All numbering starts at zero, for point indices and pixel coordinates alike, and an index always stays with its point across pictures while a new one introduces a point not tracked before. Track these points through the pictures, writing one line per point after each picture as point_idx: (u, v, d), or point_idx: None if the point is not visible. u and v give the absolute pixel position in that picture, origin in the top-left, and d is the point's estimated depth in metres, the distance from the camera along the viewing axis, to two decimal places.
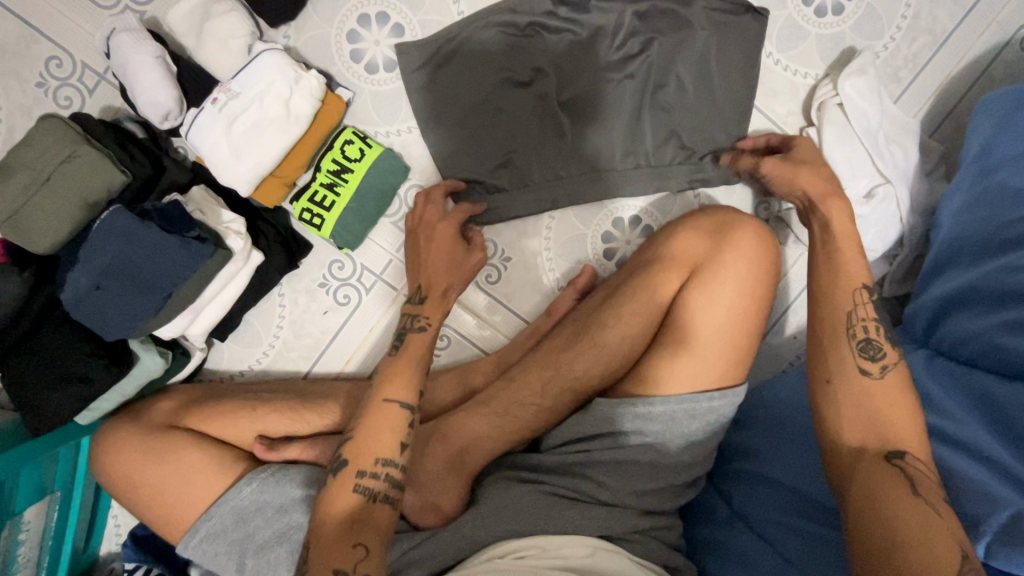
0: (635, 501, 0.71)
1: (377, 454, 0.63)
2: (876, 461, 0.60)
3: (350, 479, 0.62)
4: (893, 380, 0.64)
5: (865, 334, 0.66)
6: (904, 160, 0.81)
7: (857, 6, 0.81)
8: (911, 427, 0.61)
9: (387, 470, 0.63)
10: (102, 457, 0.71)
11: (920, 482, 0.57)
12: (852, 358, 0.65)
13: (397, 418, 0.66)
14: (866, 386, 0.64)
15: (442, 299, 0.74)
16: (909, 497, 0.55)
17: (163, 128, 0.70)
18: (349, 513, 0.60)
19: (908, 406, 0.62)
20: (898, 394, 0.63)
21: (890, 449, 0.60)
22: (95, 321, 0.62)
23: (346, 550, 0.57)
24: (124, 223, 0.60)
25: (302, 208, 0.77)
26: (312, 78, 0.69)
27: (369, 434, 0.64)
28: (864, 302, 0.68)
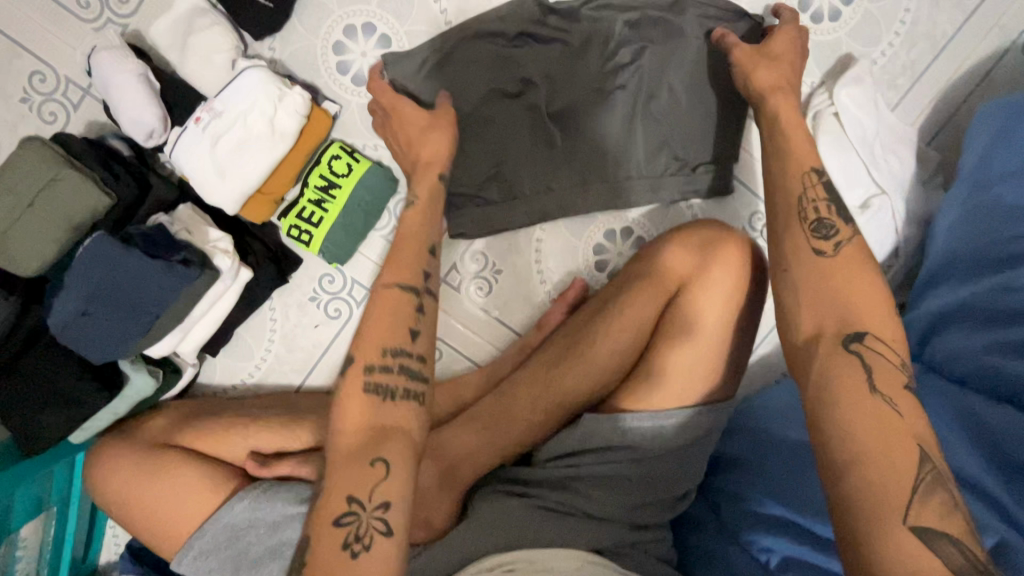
0: (625, 514, 0.72)
1: (383, 346, 0.59)
2: (830, 349, 0.54)
3: (359, 378, 0.58)
4: (849, 258, 0.57)
5: (817, 215, 0.59)
6: (900, 169, 0.80)
7: (854, 11, 0.79)
8: (872, 308, 0.55)
9: (401, 360, 0.58)
10: (95, 475, 0.71)
11: (878, 370, 0.52)
12: (805, 241, 0.58)
13: (401, 300, 0.61)
14: (817, 267, 0.57)
15: (434, 171, 0.69)
16: (865, 394, 0.51)
17: (148, 146, 0.69)
18: (366, 426, 0.56)
19: (867, 279, 0.56)
20: (855, 270, 0.57)
21: (849, 331, 0.54)
22: (83, 345, 0.62)
23: (362, 468, 0.53)
24: (107, 250, 0.60)
25: (290, 225, 0.76)
26: (296, 95, 0.68)
27: (375, 324, 0.60)
28: (813, 184, 0.61)
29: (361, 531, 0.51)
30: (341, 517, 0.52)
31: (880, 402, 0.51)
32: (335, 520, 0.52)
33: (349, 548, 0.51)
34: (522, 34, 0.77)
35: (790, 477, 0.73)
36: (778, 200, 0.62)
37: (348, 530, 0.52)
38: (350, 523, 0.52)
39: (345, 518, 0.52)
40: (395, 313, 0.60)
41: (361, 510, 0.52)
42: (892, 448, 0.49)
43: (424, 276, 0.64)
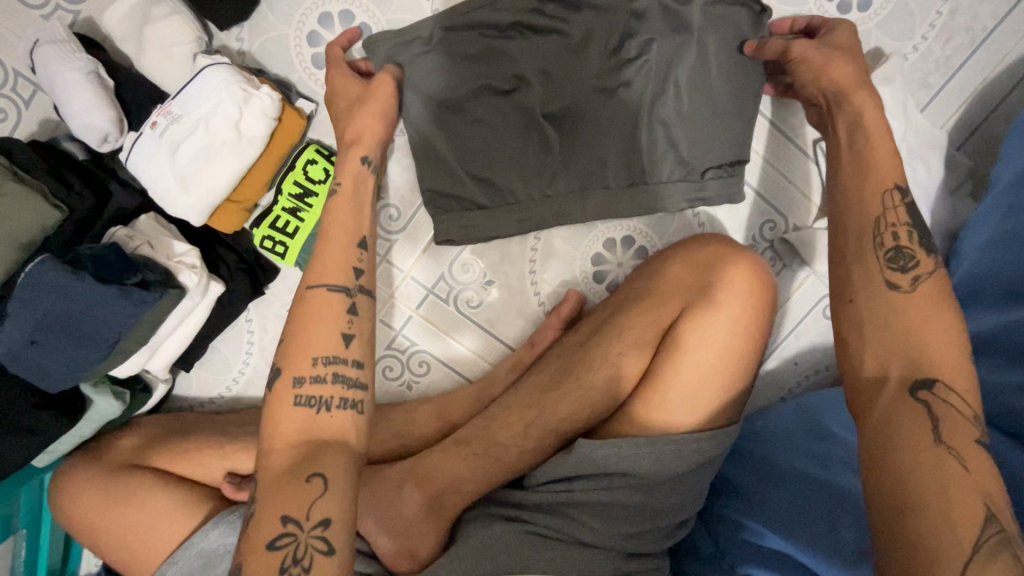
0: (620, 543, 0.68)
1: (315, 355, 0.55)
2: (897, 394, 0.48)
3: (288, 388, 0.54)
4: (930, 295, 0.51)
5: (896, 241, 0.54)
6: (927, 177, 0.74)
7: (885, 0, 0.71)
8: (948, 353, 0.49)
9: (334, 370, 0.55)
10: (62, 500, 0.68)
11: (949, 422, 0.46)
12: (880, 269, 0.53)
13: (335, 304, 0.58)
14: (891, 303, 0.51)
15: (359, 152, 0.65)
16: (929, 442, 0.45)
17: (104, 151, 0.63)
18: (302, 437, 0.52)
19: (942, 326, 0.50)
20: (928, 310, 0.50)
21: (917, 377, 0.48)
22: (36, 375, 0.57)
23: (298, 485, 0.49)
24: (53, 275, 0.55)
25: (263, 235, 0.70)
26: (262, 95, 0.61)
27: (310, 328, 0.56)
28: (894, 205, 0.55)
29: (299, 553, 0.46)
30: (276, 540, 0.47)
31: (948, 454, 0.45)
32: (267, 547, 0.47)
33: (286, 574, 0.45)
34: (515, 25, 0.69)
35: (793, 509, 0.70)
36: (850, 221, 0.56)
37: (284, 554, 0.46)
38: (286, 546, 0.46)
39: (279, 542, 0.47)
40: (328, 316, 0.57)
41: (298, 530, 0.47)
42: (955, 495, 0.43)
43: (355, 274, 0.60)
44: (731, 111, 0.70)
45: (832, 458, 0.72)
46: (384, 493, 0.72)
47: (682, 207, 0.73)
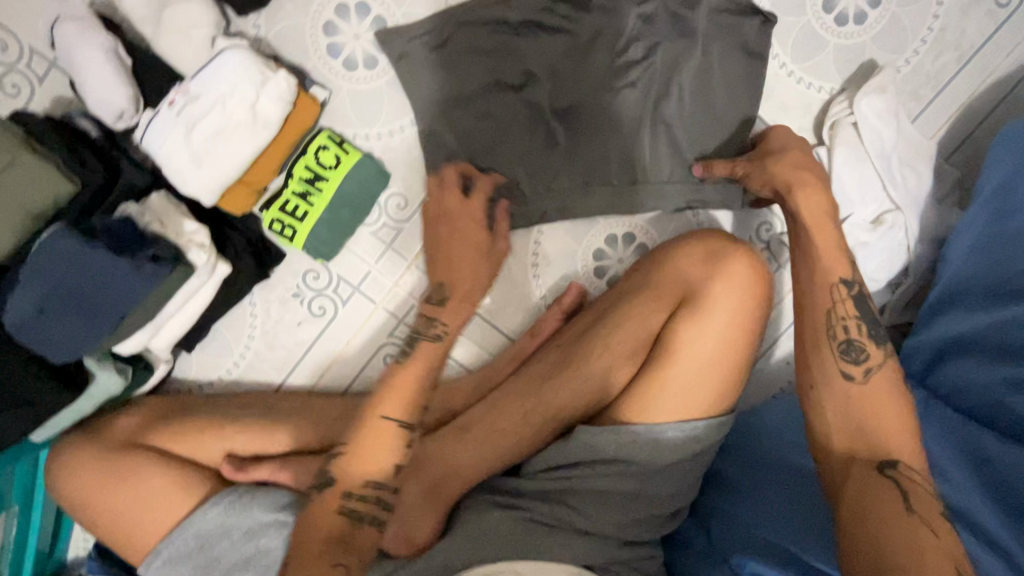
0: (617, 531, 0.70)
1: (365, 475, 0.60)
2: (867, 472, 0.57)
3: (336, 499, 0.59)
4: (879, 390, 0.60)
5: (846, 335, 0.62)
6: (916, 185, 0.77)
7: (880, 15, 0.74)
8: (901, 437, 0.58)
9: (378, 491, 0.60)
10: (58, 479, 0.67)
11: (915, 495, 0.55)
12: (838, 364, 0.61)
13: (392, 437, 0.61)
14: (855, 398, 0.60)
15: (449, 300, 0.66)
16: (903, 513, 0.53)
17: (118, 128, 0.63)
18: (331, 533, 0.57)
19: (899, 421, 0.59)
20: (886, 401, 0.60)
21: (882, 459, 0.57)
22: (39, 343, 0.57)
23: (324, 569, 0.54)
24: (71, 243, 0.55)
25: (272, 218, 0.71)
26: (281, 79, 0.62)
27: (365, 450, 0.61)
28: (842, 299, 0.63)
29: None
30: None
31: (921, 522, 0.53)
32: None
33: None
34: (526, 24, 0.72)
35: (782, 501, 0.72)
36: (806, 310, 0.64)
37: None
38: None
39: None
40: (385, 449, 0.60)
41: None
42: (931, 564, 0.50)
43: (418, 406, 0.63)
44: (732, 115, 0.73)
45: None
46: None
47: (683, 207, 0.75)
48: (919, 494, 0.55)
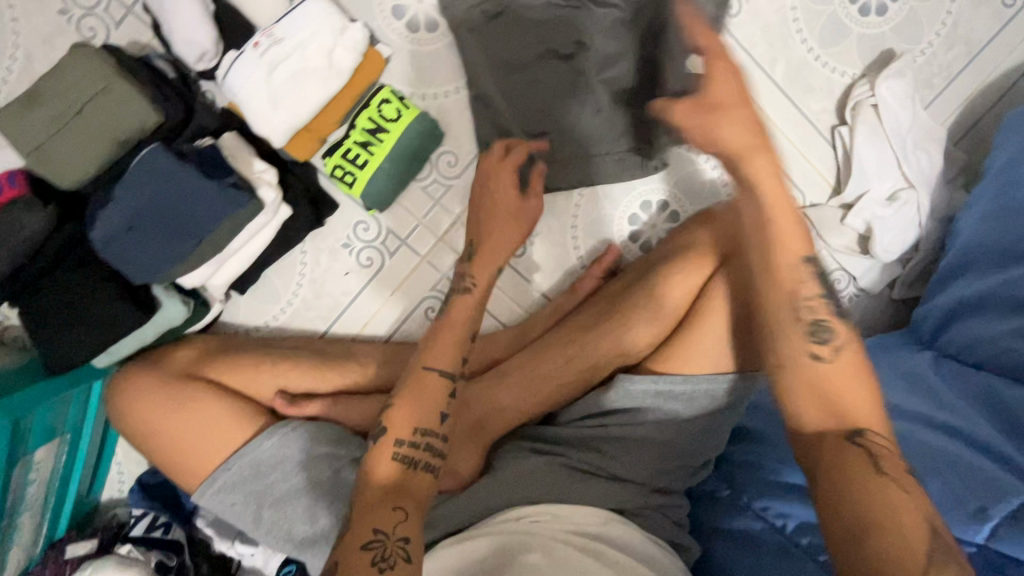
0: (647, 478, 0.74)
1: (415, 424, 0.60)
2: (836, 442, 0.53)
3: (389, 447, 0.59)
4: (845, 365, 0.55)
5: (813, 316, 0.56)
6: (929, 165, 0.83)
7: (899, 8, 0.81)
8: (868, 406, 0.54)
9: (429, 439, 0.60)
10: (121, 404, 0.71)
11: (885, 459, 0.51)
12: (800, 343, 0.56)
13: (437, 385, 0.62)
14: (819, 374, 0.55)
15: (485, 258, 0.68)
16: (873, 474, 0.50)
17: (196, 69, 0.67)
18: (390, 482, 0.57)
19: (864, 389, 0.55)
20: (853, 376, 0.55)
21: (851, 427, 0.53)
22: (125, 262, 0.61)
23: (385, 511, 0.55)
24: (164, 163, 0.60)
25: (334, 165, 0.75)
26: (357, 30, 0.67)
27: (411, 402, 0.61)
28: (806, 278, 0.56)
29: (386, 554, 0.52)
30: (367, 542, 0.52)
31: (890, 482, 0.49)
32: (359, 546, 0.52)
33: (377, 566, 0.51)
34: None
35: None
36: (776, 293, 0.56)
37: (372, 554, 0.52)
38: (375, 547, 0.52)
39: (371, 546, 0.52)
40: (431, 396, 0.62)
41: (387, 537, 0.53)
42: (900, 514, 0.48)
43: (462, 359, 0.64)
44: None
45: None
46: None
47: None
48: (889, 458, 0.51)
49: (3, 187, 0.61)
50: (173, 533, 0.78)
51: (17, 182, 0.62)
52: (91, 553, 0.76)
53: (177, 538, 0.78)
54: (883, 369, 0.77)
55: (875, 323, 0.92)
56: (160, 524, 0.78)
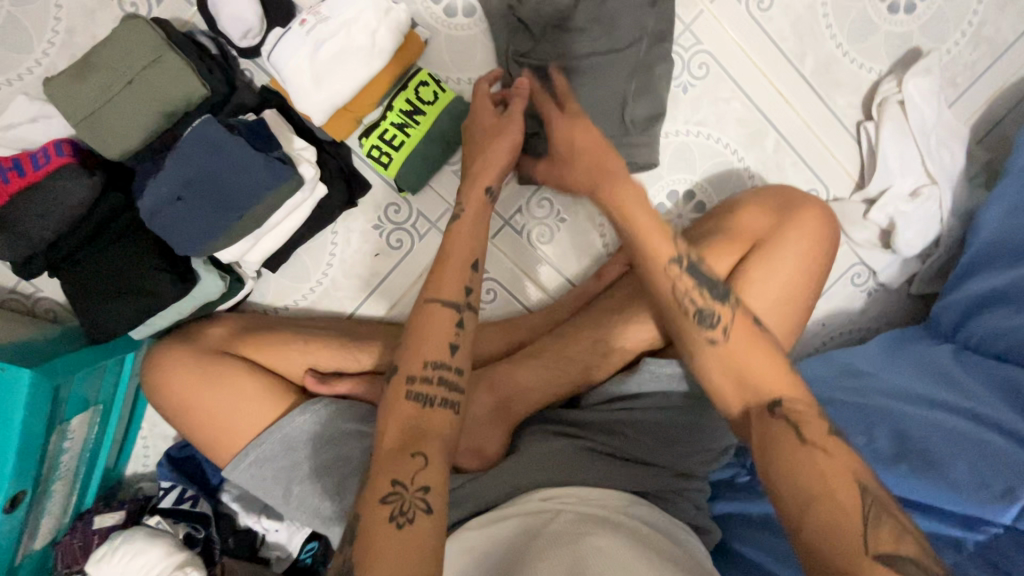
0: (669, 462, 0.75)
1: (425, 358, 0.60)
2: (760, 417, 0.56)
3: (401, 386, 0.59)
4: (741, 339, 0.59)
5: (696, 306, 0.61)
6: (950, 163, 0.84)
7: (927, 6, 0.83)
8: (773, 374, 0.57)
9: (440, 372, 0.60)
10: (156, 377, 0.72)
11: (807, 425, 0.53)
12: (693, 335, 0.61)
13: (444, 318, 0.62)
14: (723, 356, 0.59)
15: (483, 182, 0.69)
16: (796, 445, 0.52)
17: (239, 46, 0.68)
18: (405, 426, 0.57)
19: (766, 355, 0.58)
20: (750, 347, 0.59)
21: (769, 400, 0.56)
22: (168, 232, 0.62)
23: (404, 461, 0.54)
24: (214, 135, 0.60)
25: (370, 145, 0.75)
26: (401, 12, 0.68)
27: (421, 335, 0.61)
28: (679, 276, 0.63)
29: (405, 507, 0.52)
30: (386, 496, 0.52)
31: (814, 450, 0.52)
32: (379, 501, 0.52)
33: (394, 520, 0.51)
34: None
35: None
36: (663, 292, 0.64)
37: (393, 507, 0.52)
38: (394, 501, 0.52)
39: (389, 499, 0.52)
40: (437, 329, 0.61)
41: (404, 490, 0.53)
42: (834, 483, 0.49)
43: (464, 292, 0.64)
44: None
45: (864, 388, 0.75)
46: None
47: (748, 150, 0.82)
48: (808, 422, 0.54)
49: (48, 157, 0.62)
50: (201, 507, 0.78)
51: (64, 151, 0.62)
52: (119, 524, 0.77)
53: (207, 512, 0.79)
54: (905, 360, 0.77)
55: (892, 318, 0.93)
56: (188, 497, 0.79)
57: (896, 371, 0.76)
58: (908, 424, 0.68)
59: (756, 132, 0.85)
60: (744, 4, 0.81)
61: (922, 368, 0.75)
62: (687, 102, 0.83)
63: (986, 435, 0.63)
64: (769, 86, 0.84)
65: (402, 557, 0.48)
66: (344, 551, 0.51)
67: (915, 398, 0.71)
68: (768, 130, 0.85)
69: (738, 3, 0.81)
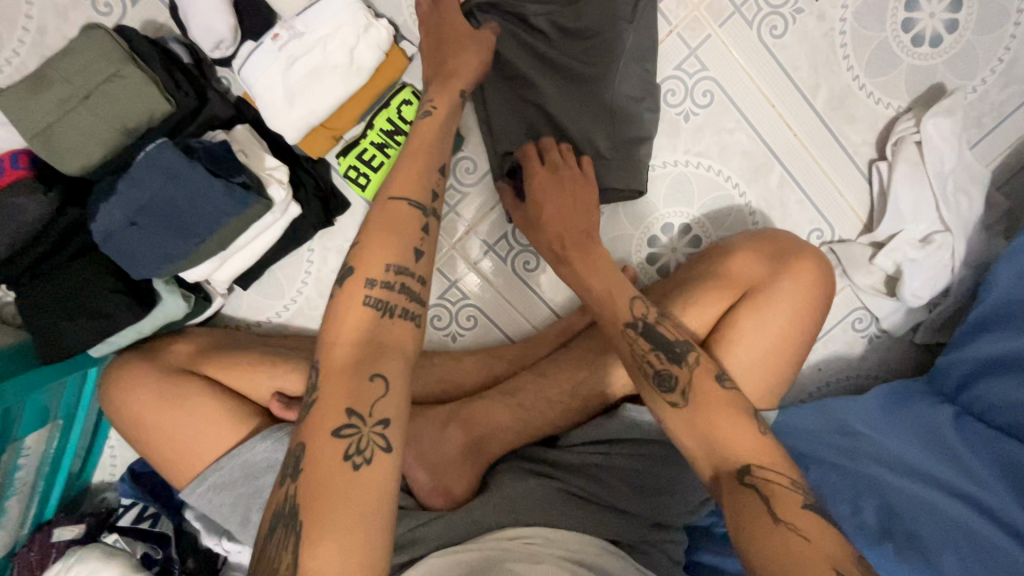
0: (646, 512, 0.71)
1: (386, 261, 0.55)
2: (731, 486, 0.51)
3: (360, 289, 0.53)
4: (705, 401, 0.56)
5: (653, 367, 0.58)
6: (968, 209, 0.78)
7: (955, 39, 0.76)
8: (749, 437, 0.53)
9: (403, 278, 0.54)
10: (114, 396, 0.69)
11: (778, 499, 0.49)
12: (655, 398, 0.58)
13: (407, 216, 0.57)
14: (686, 418, 0.55)
15: (457, 85, 0.64)
16: (766, 521, 0.48)
17: (212, 57, 0.64)
18: (359, 337, 0.52)
19: (732, 417, 0.54)
20: (714, 408, 0.55)
21: (739, 464, 0.52)
22: (124, 255, 0.60)
23: (362, 384, 0.49)
24: (171, 161, 0.59)
25: (348, 165, 0.71)
26: (382, 28, 0.64)
27: (381, 237, 0.56)
28: (636, 338, 0.60)
29: (362, 444, 0.47)
30: (341, 428, 0.47)
31: (787, 530, 0.47)
32: (332, 433, 0.47)
33: (350, 460, 0.46)
34: None
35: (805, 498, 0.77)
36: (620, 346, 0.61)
37: (348, 442, 0.47)
38: (351, 435, 0.47)
39: (344, 432, 0.47)
40: (399, 229, 0.56)
41: (362, 423, 0.48)
42: None
43: (415, 256, 0.56)
44: None
45: (859, 453, 0.73)
46: (426, 429, 0.74)
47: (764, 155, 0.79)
48: (778, 493, 0.50)
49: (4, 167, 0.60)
50: (161, 526, 0.77)
51: (19, 163, 0.60)
52: (78, 538, 0.75)
53: (165, 531, 0.77)
54: (903, 425, 0.75)
55: (893, 368, 0.89)
56: (148, 516, 0.78)
57: (895, 437, 0.74)
58: (898, 500, 0.67)
59: (760, 165, 0.80)
60: (757, 29, 0.76)
61: (919, 436, 0.73)
62: (688, 131, 0.79)
63: (990, 532, 0.61)
64: (777, 117, 0.79)
65: (351, 508, 0.45)
66: (286, 485, 0.47)
67: (914, 473, 0.69)
68: (774, 164, 0.80)
69: (750, 28, 0.76)
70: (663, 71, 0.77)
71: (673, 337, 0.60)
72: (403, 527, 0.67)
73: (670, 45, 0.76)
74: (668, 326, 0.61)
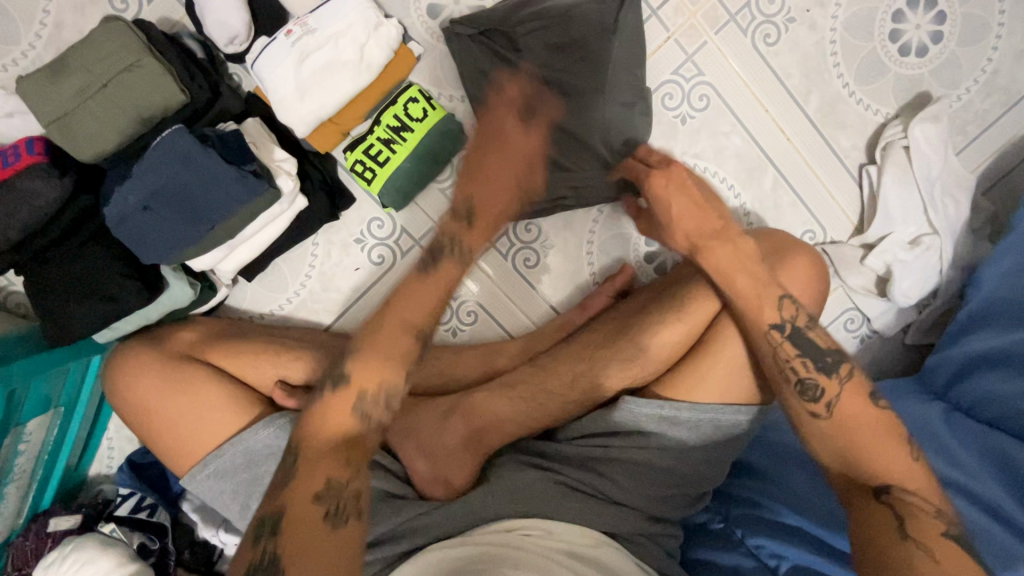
0: (645, 505, 0.71)
1: (381, 380, 0.55)
2: (869, 500, 0.58)
3: (351, 397, 0.55)
4: (848, 417, 0.61)
5: (797, 376, 0.63)
6: (956, 213, 0.81)
7: (941, 50, 0.80)
8: (888, 459, 0.59)
9: (391, 398, 0.55)
10: (120, 383, 0.69)
11: (914, 519, 0.56)
12: (796, 405, 0.63)
13: (404, 348, 0.57)
14: (829, 430, 0.61)
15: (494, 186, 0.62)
16: (897, 540, 0.55)
17: (227, 52, 0.67)
18: (341, 428, 0.53)
19: (870, 433, 0.60)
20: (861, 422, 0.61)
21: (878, 484, 0.58)
22: (136, 240, 0.62)
23: (341, 461, 0.52)
24: (184, 147, 0.61)
25: (354, 159, 0.71)
26: (391, 26, 0.67)
27: (374, 354, 0.56)
28: (781, 344, 0.63)
29: (339, 508, 0.49)
30: (319, 492, 0.50)
31: (916, 546, 0.54)
32: (309, 497, 0.49)
33: (328, 519, 0.49)
34: None
35: (813, 488, 0.77)
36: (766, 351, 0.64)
37: (325, 508, 0.49)
38: (327, 502, 0.49)
39: (322, 496, 0.49)
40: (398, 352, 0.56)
41: (340, 488, 0.50)
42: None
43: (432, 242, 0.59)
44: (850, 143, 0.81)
45: None
46: (427, 423, 0.74)
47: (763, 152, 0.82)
48: (918, 516, 0.56)
49: (20, 154, 0.61)
50: (159, 516, 0.77)
51: (35, 150, 0.61)
52: (74, 528, 0.75)
53: (163, 521, 0.77)
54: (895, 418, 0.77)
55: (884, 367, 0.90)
56: (147, 505, 0.77)
57: None
58: None
59: (754, 168, 0.83)
60: (751, 37, 0.79)
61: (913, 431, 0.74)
62: (684, 134, 0.81)
63: (982, 520, 0.63)
64: (771, 123, 0.82)
65: (321, 558, 0.46)
66: (261, 545, 0.47)
67: None
68: (768, 168, 0.83)
69: (745, 36, 0.79)
70: (660, 76, 0.79)
71: (824, 346, 0.63)
72: (404, 517, 0.67)
73: (667, 51, 0.79)
74: (817, 332, 0.64)
